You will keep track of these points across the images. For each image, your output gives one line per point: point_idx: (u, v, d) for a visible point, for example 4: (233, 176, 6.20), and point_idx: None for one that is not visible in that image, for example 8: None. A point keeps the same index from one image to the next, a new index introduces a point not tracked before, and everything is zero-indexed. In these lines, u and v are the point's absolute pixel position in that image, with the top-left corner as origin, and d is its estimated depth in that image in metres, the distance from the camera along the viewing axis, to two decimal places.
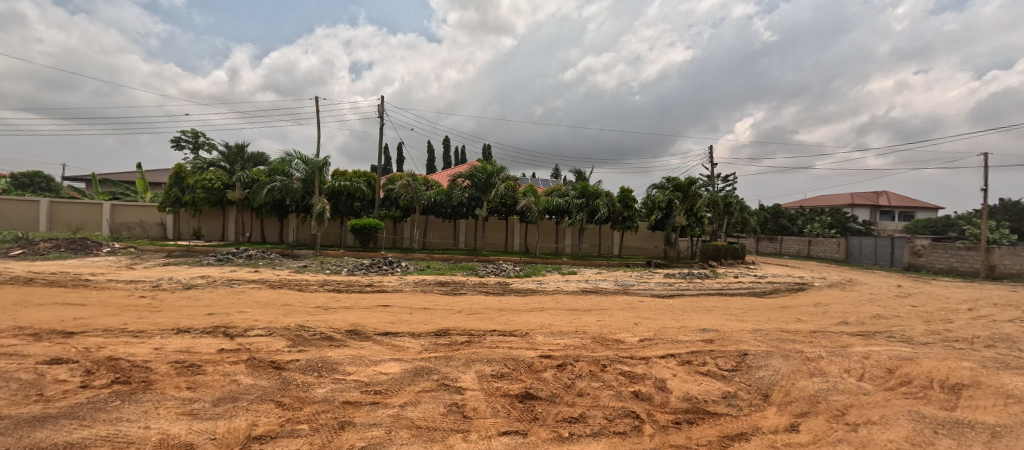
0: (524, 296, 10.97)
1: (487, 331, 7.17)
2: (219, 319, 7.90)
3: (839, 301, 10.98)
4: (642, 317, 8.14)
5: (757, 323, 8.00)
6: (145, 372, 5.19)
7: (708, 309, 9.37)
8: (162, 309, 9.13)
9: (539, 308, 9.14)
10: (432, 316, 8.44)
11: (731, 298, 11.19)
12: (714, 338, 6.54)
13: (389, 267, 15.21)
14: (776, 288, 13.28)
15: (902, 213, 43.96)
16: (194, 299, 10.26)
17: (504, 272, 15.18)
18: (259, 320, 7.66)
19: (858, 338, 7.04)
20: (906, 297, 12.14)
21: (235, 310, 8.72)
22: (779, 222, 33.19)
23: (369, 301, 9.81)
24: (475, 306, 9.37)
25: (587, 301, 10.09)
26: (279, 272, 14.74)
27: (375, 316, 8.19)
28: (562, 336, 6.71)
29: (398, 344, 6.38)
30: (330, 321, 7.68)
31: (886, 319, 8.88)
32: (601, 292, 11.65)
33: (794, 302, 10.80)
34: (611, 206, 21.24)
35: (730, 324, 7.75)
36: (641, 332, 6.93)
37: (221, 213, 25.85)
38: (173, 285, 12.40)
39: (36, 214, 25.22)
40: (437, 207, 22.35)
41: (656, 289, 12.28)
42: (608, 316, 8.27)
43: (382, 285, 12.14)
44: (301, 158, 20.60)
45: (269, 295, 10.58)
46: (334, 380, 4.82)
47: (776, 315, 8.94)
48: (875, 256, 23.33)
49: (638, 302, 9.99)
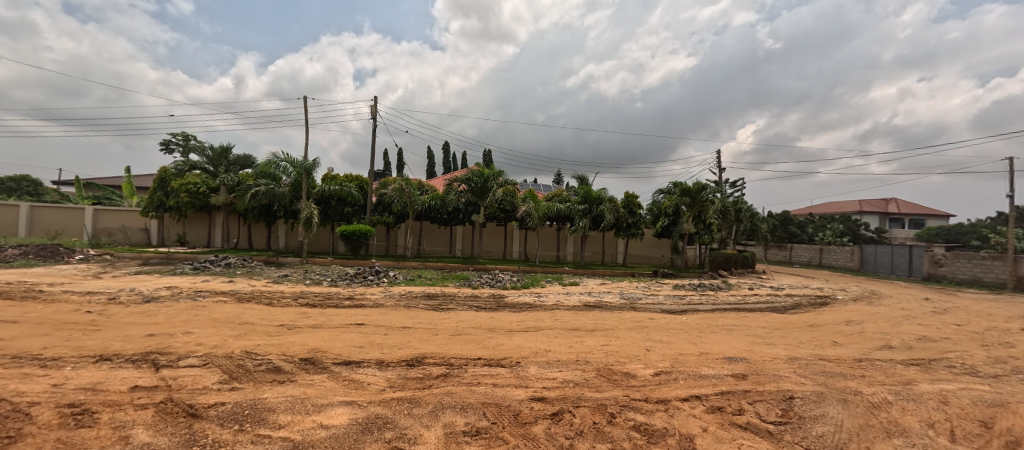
0: (520, 312, 9.70)
1: (471, 359, 5.98)
2: (157, 343, 6.74)
3: (872, 318, 9.74)
4: (655, 341, 6.93)
5: (789, 349, 6.78)
6: (20, 422, 4.10)
7: (729, 330, 8.14)
8: (102, 328, 7.95)
9: (534, 328, 7.90)
10: (409, 338, 7.24)
11: (750, 315, 9.94)
12: (746, 371, 5.33)
13: (375, 278, 14.00)
14: (797, 302, 12.02)
15: (912, 221, 42.79)
16: (146, 315, 9.10)
17: (500, 282, 13.98)
18: (204, 345, 6.50)
19: (918, 371, 5.83)
20: (944, 313, 10.89)
21: (181, 330, 7.53)
22: (788, 229, 31.71)
23: (341, 318, 8.61)
24: (461, 326, 8.13)
25: (590, 318, 8.85)
26: (255, 283, 13.53)
27: (343, 339, 7.00)
28: (561, 367, 5.55)
29: (358, 378, 5.18)
30: (285, 345, 6.48)
31: (936, 343, 7.64)
32: (606, 307, 10.39)
33: (822, 319, 9.56)
34: (616, 212, 20.03)
35: (759, 351, 6.54)
36: (655, 362, 5.71)
37: (207, 218, 24.75)
38: (133, 298, 11.22)
39: (13, 219, 24.13)
40: (432, 212, 21.09)
41: (667, 304, 11.03)
42: (614, 338, 7.07)
43: (363, 299, 10.91)
44: (289, 160, 19.41)
45: (231, 309, 9.38)
46: (258, 441, 3.70)
47: (810, 337, 7.71)
48: (892, 265, 22.08)
49: (647, 320, 8.75)
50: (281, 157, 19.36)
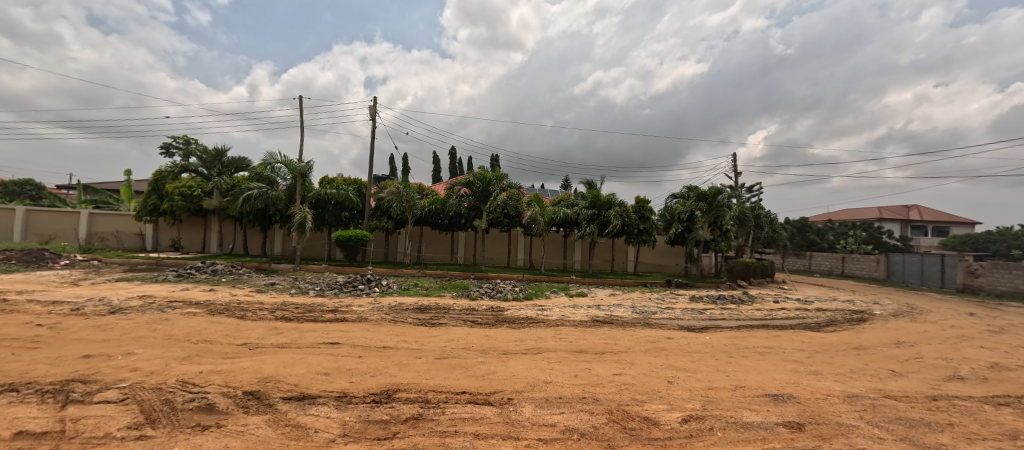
0: (519, 328, 8.53)
1: (454, 394, 4.85)
2: (88, 367, 5.74)
3: (925, 338, 8.45)
4: (677, 369, 5.77)
5: (843, 380, 5.57)
6: None
7: (761, 354, 6.92)
8: (40, 347, 6.98)
9: (534, 351, 6.73)
10: (385, 362, 6.13)
11: (782, 334, 8.67)
12: (801, 418, 4.15)
13: (367, 287, 12.95)
14: (832, 318, 10.74)
15: (936, 228, 40.93)
16: (99, 330, 8.12)
17: (501, 293, 12.84)
18: (139, 371, 5.52)
19: (1016, 417, 4.61)
20: (1002, 332, 9.58)
21: (124, 350, 6.51)
22: (807, 237, 30.43)
23: (316, 336, 7.53)
24: (449, 346, 7.00)
25: (598, 337, 7.67)
26: (237, 292, 12.55)
27: (307, 363, 5.93)
28: (562, 408, 4.43)
29: (306, 422, 4.13)
30: (234, 372, 5.42)
31: (1015, 373, 6.38)
32: (617, 323, 9.20)
33: (867, 339, 8.28)
34: (625, 217, 18.86)
35: (807, 384, 5.31)
36: (682, 401, 4.57)
37: (202, 223, 23.93)
38: (98, 309, 10.28)
39: (8, 223, 23.56)
40: (433, 217, 20.05)
41: (685, 320, 9.83)
42: (627, 365, 5.93)
43: (347, 311, 9.82)
44: (284, 161, 18.37)
45: (195, 324, 8.35)
46: None
47: (861, 365, 6.45)
48: (922, 275, 20.60)
49: (665, 340, 7.56)
50: (276, 158, 18.34)
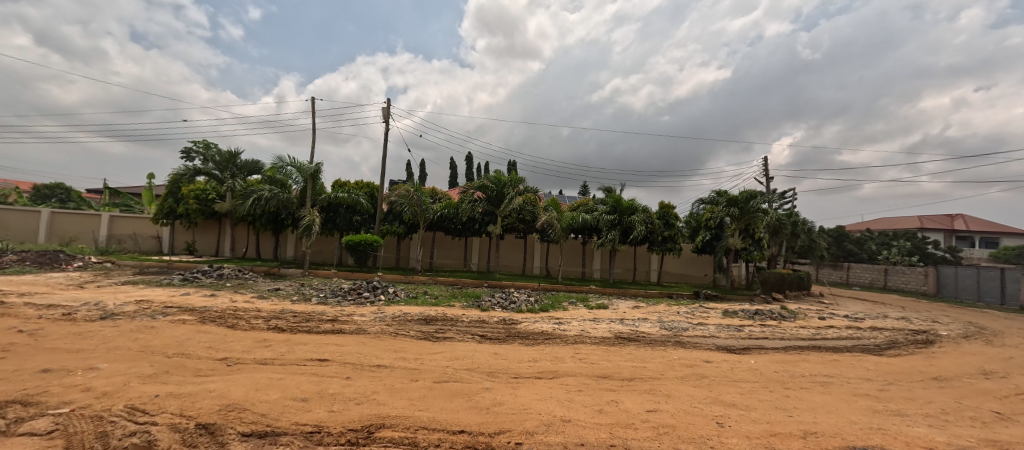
0: (534, 346, 7.55)
1: (449, 434, 3.92)
2: (37, 385, 4.99)
3: (1018, 367, 7.10)
4: (726, 405, 4.72)
5: (941, 426, 4.42)
6: None
7: (824, 386, 5.75)
8: (6, 357, 6.32)
9: (550, 374, 5.75)
10: (375, 386, 5.22)
11: (840, 358, 7.45)
12: None
13: (372, 294, 12.14)
14: (892, 339, 9.40)
15: (983, 240, 38.26)
16: (78, 338, 7.47)
17: (514, 304, 11.84)
18: (91, 392, 4.74)
19: None
20: None
21: (88, 365, 5.78)
22: (844, 246, 28.58)
23: (305, 350, 6.70)
24: (452, 367, 6.07)
25: (624, 359, 6.64)
26: (237, 298, 11.89)
27: (284, 386, 5.08)
28: None
29: None
30: (197, 396, 4.61)
31: None
32: (644, 341, 8.13)
33: (946, 367, 7.01)
34: (649, 224, 17.73)
35: (898, 430, 4.20)
36: None
37: (217, 226, 23.72)
38: (90, 314, 9.72)
39: (32, 224, 23.88)
40: (444, 222, 19.22)
41: (722, 338, 8.67)
42: (663, 398, 4.89)
43: (346, 322, 8.99)
44: (295, 163, 17.78)
45: (181, 334, 7.65)
46: None
47: (954, 402, 5.24)
48: (979, 290, 18.73)
49: (703, 365, 6.47)
50: (287, 160, 17.70)
